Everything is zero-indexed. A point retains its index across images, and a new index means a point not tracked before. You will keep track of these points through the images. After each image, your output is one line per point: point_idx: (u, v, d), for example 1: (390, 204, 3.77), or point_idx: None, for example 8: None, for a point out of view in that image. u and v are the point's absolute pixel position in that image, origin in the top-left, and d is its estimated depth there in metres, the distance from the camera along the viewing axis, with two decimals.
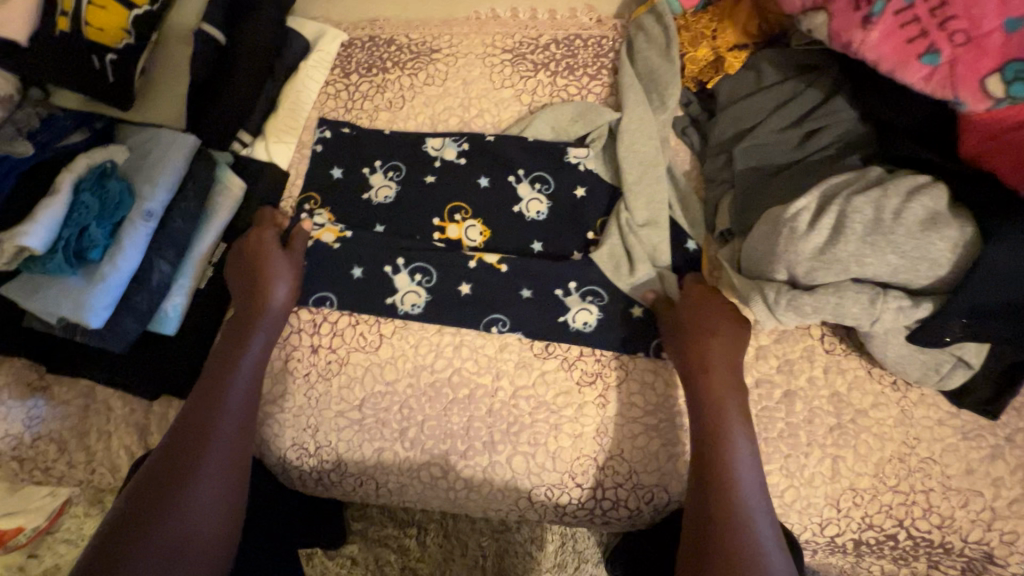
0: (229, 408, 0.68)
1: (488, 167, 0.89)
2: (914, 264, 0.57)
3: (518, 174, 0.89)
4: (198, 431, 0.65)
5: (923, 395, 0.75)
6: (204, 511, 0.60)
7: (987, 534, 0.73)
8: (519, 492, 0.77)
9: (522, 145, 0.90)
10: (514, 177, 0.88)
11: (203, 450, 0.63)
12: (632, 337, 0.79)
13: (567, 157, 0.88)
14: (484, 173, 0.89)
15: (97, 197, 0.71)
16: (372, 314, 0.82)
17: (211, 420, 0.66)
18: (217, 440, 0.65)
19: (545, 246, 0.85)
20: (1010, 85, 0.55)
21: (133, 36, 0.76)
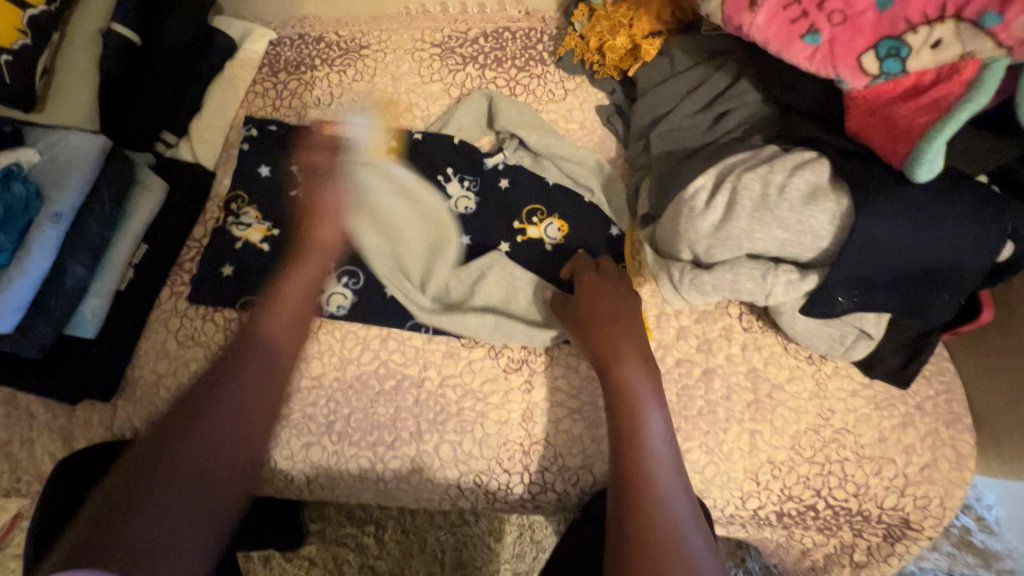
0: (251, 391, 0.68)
1: (417, 163, 0.90)
2: (799, 237, 0.59)
3: (446, 173, 0.90)
4: (202, 429, 0.63)
5: (837, 367, 0.77)
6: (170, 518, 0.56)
7: (901, 500, 0.75)
8: (448, 481, 0.78)
9: (448, 146, 0.91)
10: (442, 176, 0.90)
11: (188, 454, 0.61)
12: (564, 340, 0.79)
13: (486, 165, 0.90)
14: (413, 169, 0.90)
15: (2, 200, 0.70)
16: None
17: (201, 411, 0.65)
18: (211, 437, 0.63)
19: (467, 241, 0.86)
20: (883, 62, 0.57)
21: (29, 37, 0.75)
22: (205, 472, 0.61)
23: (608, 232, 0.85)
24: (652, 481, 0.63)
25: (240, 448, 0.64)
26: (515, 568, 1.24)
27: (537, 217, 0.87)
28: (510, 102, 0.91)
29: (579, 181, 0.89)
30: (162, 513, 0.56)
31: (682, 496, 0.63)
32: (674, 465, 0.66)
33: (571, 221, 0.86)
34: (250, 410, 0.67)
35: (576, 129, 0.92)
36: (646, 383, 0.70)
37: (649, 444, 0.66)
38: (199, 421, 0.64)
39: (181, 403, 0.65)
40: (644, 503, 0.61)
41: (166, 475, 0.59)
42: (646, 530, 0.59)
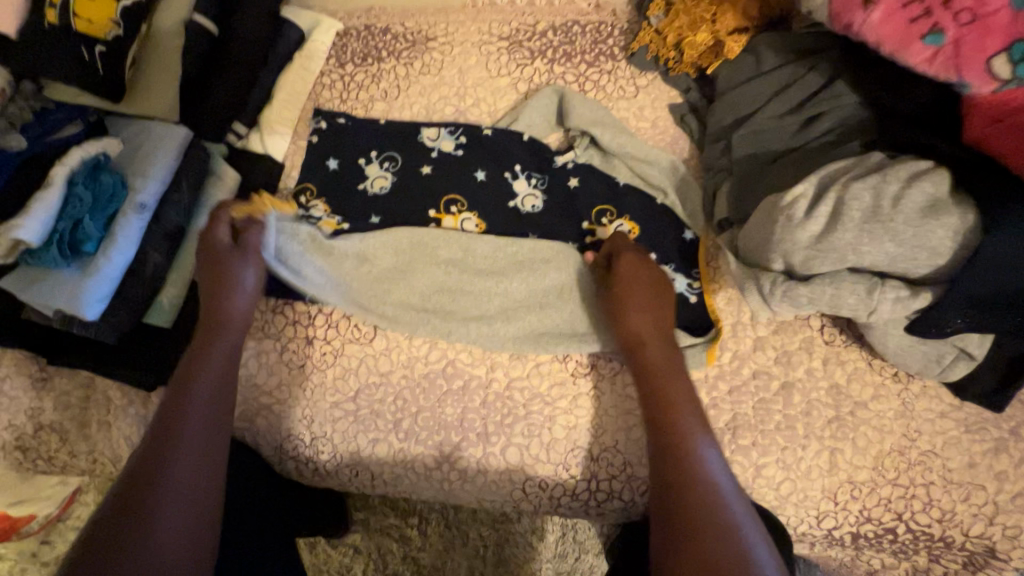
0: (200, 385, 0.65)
1: (484, 160, 0.88)
2: (913, 253, 0.56)
3: (514, 170, 0.88)
4: (192, 441, 0.61)
5: (925, 387, 0.74)
6: (181, 511, 0.56)
7: (989, 528, 0.71)
8: (512, 484, 0.77)
9: (518, 142, 0.89)
10: (510, 173, 0.87)
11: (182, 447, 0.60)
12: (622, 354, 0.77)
13: (555, 163, 0.88)
14: (481, 166, 0.88)
15: (90, 190, 0.71)
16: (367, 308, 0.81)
17: (182, 417, 0.62)
18: (191, 451, 0.60)
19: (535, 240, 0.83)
20: (1017, 65, 0.53)
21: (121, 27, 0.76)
22: (196, 481, 0.59)
23: (682, 236, 0.82)
24: (693, 469, 0.60)
25: (207, 458, 0.61)
26: (557, 567, 1.23)
27: (607, 219, 0.84)
28: (580, 99, 0.89)
29: (652, 182, 0.86)
30: (176, 522, 0.55)
31: (731, 487, 0.59)
32: (713, 453, 0.62)
33: (644, 223, 0.83)
34: (210, 419, 0.64)
35: (649, 127, 0.89)
36: (674, 364, 0.70)
37: (689, 435, 0.62)
38: (183, 431, 0.61)
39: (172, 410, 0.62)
40: (685, 490, 0.58)
41: (170, 482, 0.57)
42: (686, 503, 0.57)
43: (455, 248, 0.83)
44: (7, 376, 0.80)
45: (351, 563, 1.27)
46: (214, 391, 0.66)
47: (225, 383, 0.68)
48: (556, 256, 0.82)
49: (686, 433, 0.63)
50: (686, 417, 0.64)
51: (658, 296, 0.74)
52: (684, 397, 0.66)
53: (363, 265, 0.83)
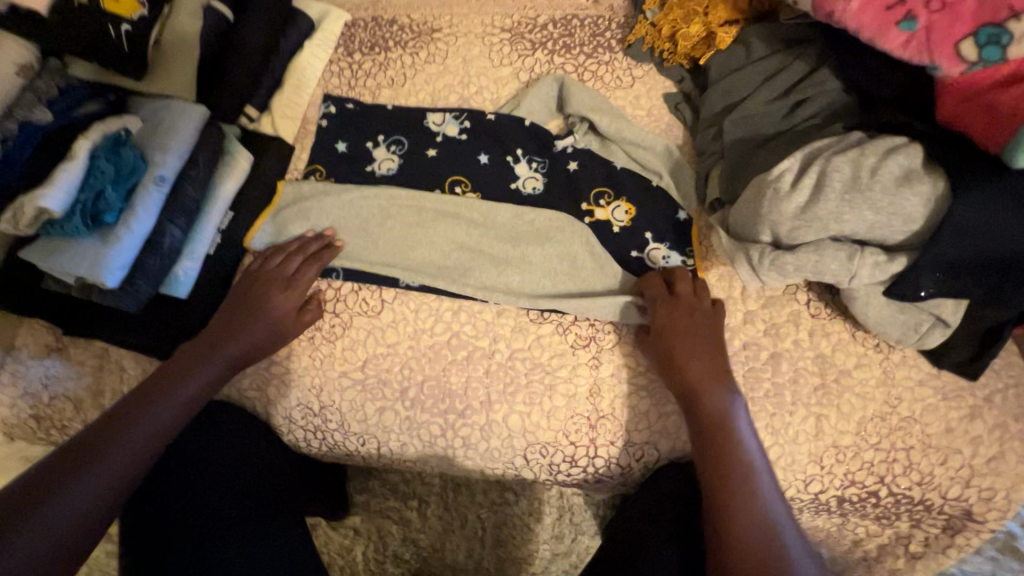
0: (187, 383, 0.71)
1: (487, 145, 0.92)
2: (890, 220, 0.60)
3: (515, 153, 0.92)
4: (147, 426, 0.65)
5: (905, 356, 0.78)
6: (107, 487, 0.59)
7: (965, 490, 0.76)
8: (514, 451, 0.80)
9: (518, 128, 0.93)
10: (512, 157, 0.92)
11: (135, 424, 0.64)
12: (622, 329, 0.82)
13: (555, 148, 0.92)
14: (484, 150, 0.92)
15: (112, 163, 0.73)
16: (374, 284, 0.84)
17: (157, 397, 0.68)
18: (132, 444, 0.63)
19: (545, 215, 0.87)
20: (983, 48, 0.57)
21: (146, 8, 0.80)
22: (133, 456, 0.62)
23: (676, 216, 0.86)
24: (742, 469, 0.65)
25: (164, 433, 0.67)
26: (554, 549, 1.26)
27: (605, 200, 0.88)
28: (578, 85, 0.93)
29: (646, 165, 0.90)
30: (82, 499, 0.57)
31: (775, 493, 0.65)
32: (751, 438, 0.69)
33: (640, 204, 0.87)
34: (185, 405, 0.70)
35: (645, 115, 0.93)
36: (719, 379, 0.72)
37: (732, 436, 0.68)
38: (145, 409, 0.66)
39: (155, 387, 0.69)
40: (730, 496, 0.64)
41: (108, 455, 0.61)
42: (739, 514, 0.62)
43: (460, 228, 0.87)
44: (27, 345, 0.83)
45: (352, 545, 1.29)
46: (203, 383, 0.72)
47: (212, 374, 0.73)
48: (569, 228, 0.86)
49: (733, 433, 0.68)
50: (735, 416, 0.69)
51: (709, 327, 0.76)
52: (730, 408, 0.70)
53: (373, 225, 0.87)
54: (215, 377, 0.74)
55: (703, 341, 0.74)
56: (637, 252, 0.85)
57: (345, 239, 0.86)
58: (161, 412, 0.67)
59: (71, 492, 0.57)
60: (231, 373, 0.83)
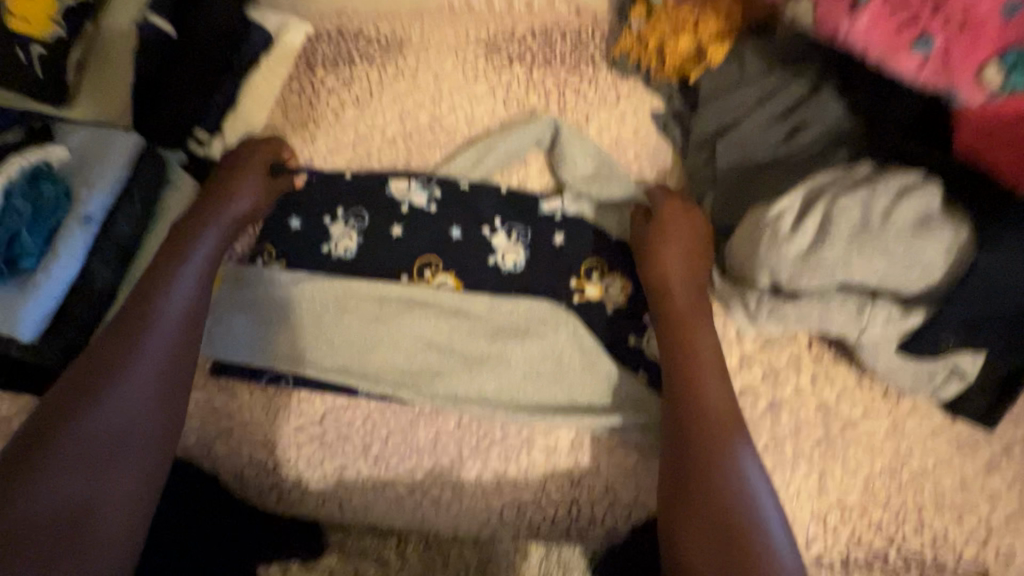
0: (154, 334, 0.65)
1: (459, 216, 0.81)
2: (904, 269, 0.54)
3: (492, 224, 0.81)
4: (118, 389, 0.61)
5: (916, 405, 0.71)
6: (92, 469, 0.57)
7: (982, 551, 0.69)
8: (490, 511, 0.73)
9: (495, 195, 0.82)
10: (488, 227, 0.80)
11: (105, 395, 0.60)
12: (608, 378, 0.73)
13: (541, 210, 0.81)
14: (455, 222, 0.81)
15: (30, 201, 0.65)
16: (330, 387, 0.74)
17: (125, 355, 0.63)
18: (104, 414, 0.59)
19: (524, 305, 0.76)
20: (1009, 75, 0.50)
21: (63, 27, 0.73)
22: (115, 425, 0.59)
23: None
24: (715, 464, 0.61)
25: (138, 430, 0.61)
26: None
27: (596, 275, 0.78)
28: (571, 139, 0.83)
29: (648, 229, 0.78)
30: (60, 482, 0.55)
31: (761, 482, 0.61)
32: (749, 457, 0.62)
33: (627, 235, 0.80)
34: (160, 368, 0.64)
35: (632, 135, 0.86)
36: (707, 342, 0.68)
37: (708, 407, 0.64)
38: (82, 417, 0.58)
39: (81, 394, 0.59)
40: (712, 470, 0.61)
41: (58, 465, 0.56)
42: (722, 509, 0.58)
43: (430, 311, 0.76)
44: None
45: None
46: (167, 359, 0.65)
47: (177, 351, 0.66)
48: (550, 317, 0.75)
49: (727, 446, 0.62)
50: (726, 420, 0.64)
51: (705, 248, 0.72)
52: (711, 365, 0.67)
53: (327, 323, 0.76)
54: (189, 313, 0.68)
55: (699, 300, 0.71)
56: (634, 338, 0.76)
57: (296, 341, 0.76)
58: (127, 407, 0.61)
59: (47, 483, 0.54)
60: None
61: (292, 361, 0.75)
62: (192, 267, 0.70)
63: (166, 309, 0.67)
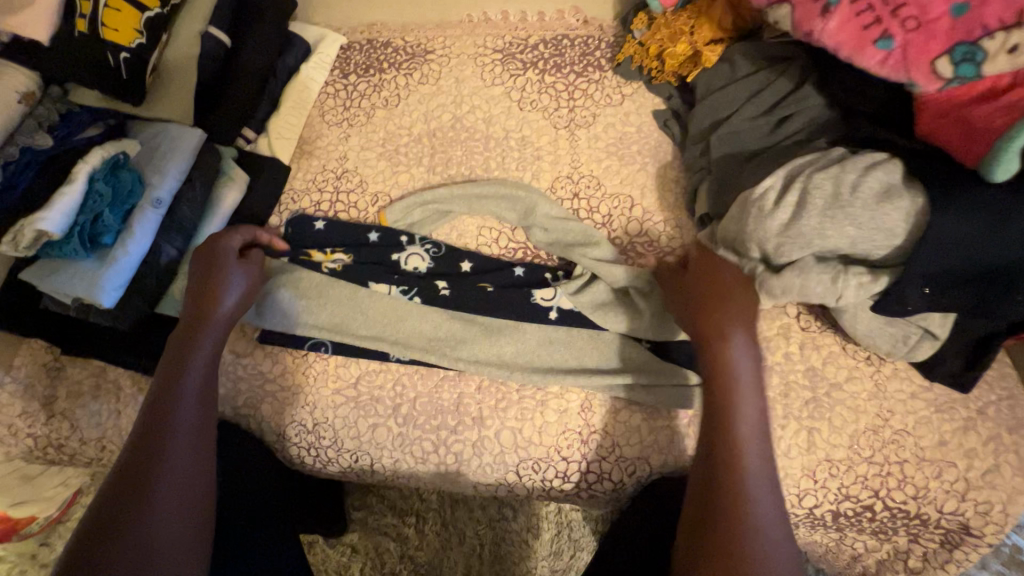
0: (186, 391, 0.67)
1: (465, 253, 0.89)
2: (873, 235, 0.61)
3: (493, 283, 0.86)
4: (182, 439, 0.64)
5: (897, 369, 0.78)
6: (181, 503, 0.60)
7: (962, 504, 0.75)
8: (506, 466, 0.80)
9: (497, 265, 0.88)
10: (490, 285, 0.86)
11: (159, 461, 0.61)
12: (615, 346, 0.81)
13: (533, 298, 0.83)
14: (462, 259, 0.88)
15: (110, 186, 0.76)
16: (365, 354, 0.83)
17: (167, 415, 0.64)
18: (176, 466, 0.61)
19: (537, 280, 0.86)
20: (958, 66, 0.58)
21: (144, 36, 0.86)
22: (176, 479, 0.61)
23: (666, 230, 0.87)
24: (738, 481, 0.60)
25: (199, 471, 0.63)
26: (553, 565, 1.24)
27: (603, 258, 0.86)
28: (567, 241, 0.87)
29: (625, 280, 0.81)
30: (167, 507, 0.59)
31: (764, 482, 0.61)
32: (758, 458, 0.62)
33: (631, 220, 0.88)
34: (195, 426, 0.66)
35: (635, 131, 0.94)
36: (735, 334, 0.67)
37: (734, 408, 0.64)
38: (160, 462, 0.61)
39: (133, 487, 0.59)
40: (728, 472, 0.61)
41: (167, 496, 0.59)
42: (729, 510, 0.59)
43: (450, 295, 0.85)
44: (23, 365, 0.84)
45: (349, 563, 1.28)
46: (198, 411, 0.67)
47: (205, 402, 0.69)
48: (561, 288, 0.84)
49: (738, 431, 0.63)
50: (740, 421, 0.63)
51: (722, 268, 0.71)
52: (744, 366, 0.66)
53: (362, 297, 0.85)
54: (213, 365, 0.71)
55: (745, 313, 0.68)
56: None
57: (333, 313, 0.85)
58: (171, 471, 0.61)
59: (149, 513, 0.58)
60: (226, 391, 0.84)
61: (335, 332, 0.84)
62: (219, 327, 0.73)
63: (195, 364, 0.70)
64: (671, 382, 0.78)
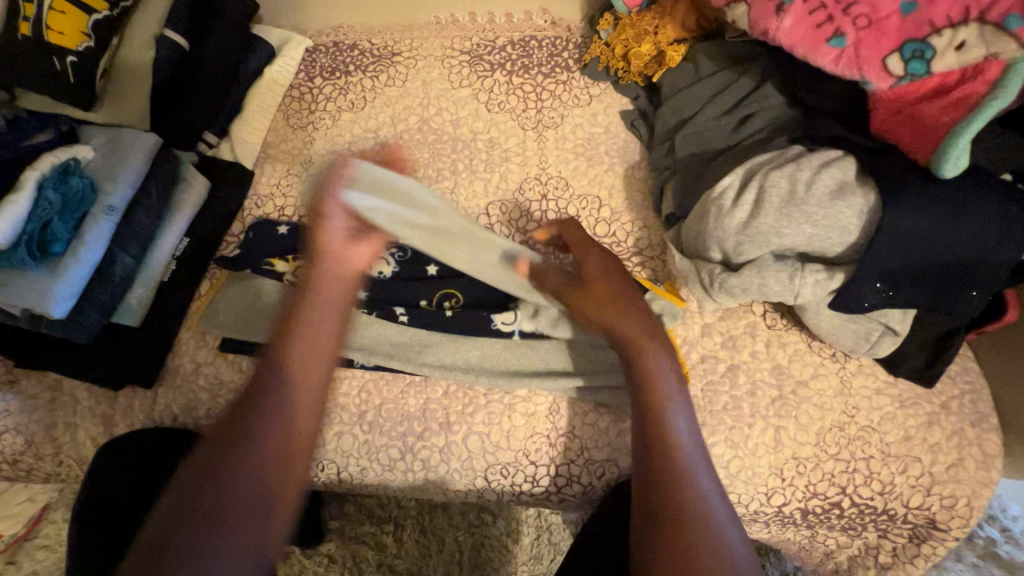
0: (274, 381, 0.61)
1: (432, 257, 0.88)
2: (827, 232, 0.62)
3: (455, 300, 0.85)
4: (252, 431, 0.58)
5: (861, 365, 0.78)
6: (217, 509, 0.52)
7: (927, 499, 0.75)
8: (475, 472, 0.79)
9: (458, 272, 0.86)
10: (450, 305, 0.85)
11: (220, 462, 0.55)
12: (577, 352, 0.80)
13: (492, 325, 0.82)
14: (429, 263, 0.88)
15: (59, 193, 0.74)
16: None
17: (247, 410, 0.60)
18: (236, 463, 0.56)
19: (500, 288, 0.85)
20: (908, 63, 0.58)
21: (92, 39, 0.84)
22: (233, 479, 0.55)
23: (633, 231, 0.87)
24: (680, 457, 0.57)
25: (246, 467, 0.56)
26: (533, 570, 1.22)
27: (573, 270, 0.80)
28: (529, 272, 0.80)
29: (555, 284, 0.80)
30: (208, 530, 0.51)
31: (705, 468, 0.57)
32: (693, 435, 0.59)
33: (599, 220, 0.88)
34: (271, 416, 0.59)
35: (602, 132, 0.94)
36: (638, 306, 0.68)
37: (661, 390, 0.61)
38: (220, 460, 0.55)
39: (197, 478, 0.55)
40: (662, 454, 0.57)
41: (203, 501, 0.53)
42: (677, 493, 0.54)
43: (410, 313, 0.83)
44: None
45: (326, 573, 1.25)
46: (276, 399, 0.61)
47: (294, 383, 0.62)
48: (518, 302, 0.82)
49: (664, 407, 0.60)
50: (670, 403, 0.60)
51: (606, 258, 0.75)
52: (655, 348, 0.64)
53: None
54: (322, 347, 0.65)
55: (617, 280, 0.72)
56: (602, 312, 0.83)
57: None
58: (221, 466, 0.55)
59: (186, 529, 0.51)
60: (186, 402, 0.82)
61: None
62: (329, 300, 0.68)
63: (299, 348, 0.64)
64: None
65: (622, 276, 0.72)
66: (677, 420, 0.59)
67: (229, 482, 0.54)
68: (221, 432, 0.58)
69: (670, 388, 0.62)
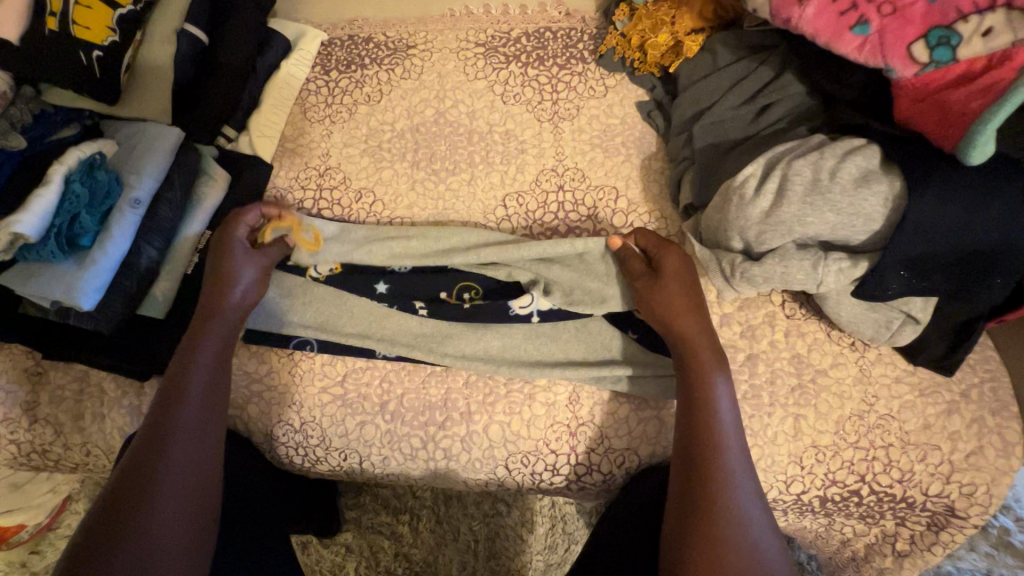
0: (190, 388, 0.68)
1: None
2: (850, 220, 0.62)
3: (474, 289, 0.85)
4: (185, 431, 0.65)
5: (881, 354, 0.78)
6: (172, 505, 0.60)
7: (947, 487, 0.75)
8: (496, 461, 0.80)
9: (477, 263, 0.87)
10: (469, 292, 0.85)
11: (160, 462, 0.62)
12: (595, 343, 0.82)
13: (511, 311, 0.82)
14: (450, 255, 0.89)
15: (87, 186, 0.75)
16: (351, 354, 0.83)
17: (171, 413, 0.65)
18: (175, 460, 0.63)
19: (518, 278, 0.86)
20: (934, 50, 0.58)
21: (117, 34, 0.86)
22: (180, 471, 0.62)
23: (651, 222, 0.87)
24: (731, 487, 0.63)
25: (185, 460, 0.63)
26: (547, 559, 1.23)
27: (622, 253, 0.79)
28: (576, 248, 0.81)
29: (612, 272, 0.80)
30: (164, 515, 0.59)
31: (753, 498, 0.63)
32: (745, 471, 0.65)
33: (616, 212, 0.88)
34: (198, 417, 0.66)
35: (618, 123, 0.94)
36: (705, 336, 0.71)
37: (715, 420, 0.66)
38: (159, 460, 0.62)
39: (136, 477, 0.60)
40: (713, 483, 0.63)
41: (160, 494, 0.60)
42: (716, 517, 0.61)
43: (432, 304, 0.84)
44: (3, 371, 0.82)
45: (343, 563, 1.27)
46: (200, 403, 0.67)
47: (211, 397, 0.69)
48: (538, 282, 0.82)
49: (719, 441, 0.65)
50: (725, 438, 0.65)
51: (689, 273, 0.75)
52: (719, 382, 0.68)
53: (348, 298, 0.85)
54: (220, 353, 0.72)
55: (695, 302, 0.73)
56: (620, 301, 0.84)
57: (318, 311, 0.84)
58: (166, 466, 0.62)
59: (141, 517, 0.58)
60: None
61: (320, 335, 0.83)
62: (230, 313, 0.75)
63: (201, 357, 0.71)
64: (657, 373, 0.78)
65: (697, 298, 0.74)
66: (733, 456, 0.64)
67: (176, 478, 0.62)
68: (154, 435, 0.64)
69: (725, 422, 0.66)
